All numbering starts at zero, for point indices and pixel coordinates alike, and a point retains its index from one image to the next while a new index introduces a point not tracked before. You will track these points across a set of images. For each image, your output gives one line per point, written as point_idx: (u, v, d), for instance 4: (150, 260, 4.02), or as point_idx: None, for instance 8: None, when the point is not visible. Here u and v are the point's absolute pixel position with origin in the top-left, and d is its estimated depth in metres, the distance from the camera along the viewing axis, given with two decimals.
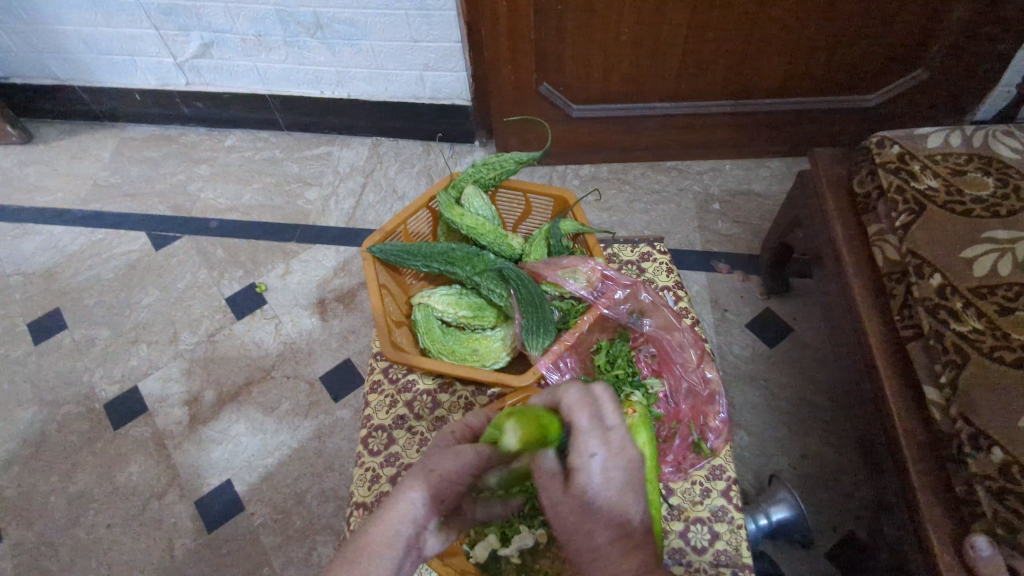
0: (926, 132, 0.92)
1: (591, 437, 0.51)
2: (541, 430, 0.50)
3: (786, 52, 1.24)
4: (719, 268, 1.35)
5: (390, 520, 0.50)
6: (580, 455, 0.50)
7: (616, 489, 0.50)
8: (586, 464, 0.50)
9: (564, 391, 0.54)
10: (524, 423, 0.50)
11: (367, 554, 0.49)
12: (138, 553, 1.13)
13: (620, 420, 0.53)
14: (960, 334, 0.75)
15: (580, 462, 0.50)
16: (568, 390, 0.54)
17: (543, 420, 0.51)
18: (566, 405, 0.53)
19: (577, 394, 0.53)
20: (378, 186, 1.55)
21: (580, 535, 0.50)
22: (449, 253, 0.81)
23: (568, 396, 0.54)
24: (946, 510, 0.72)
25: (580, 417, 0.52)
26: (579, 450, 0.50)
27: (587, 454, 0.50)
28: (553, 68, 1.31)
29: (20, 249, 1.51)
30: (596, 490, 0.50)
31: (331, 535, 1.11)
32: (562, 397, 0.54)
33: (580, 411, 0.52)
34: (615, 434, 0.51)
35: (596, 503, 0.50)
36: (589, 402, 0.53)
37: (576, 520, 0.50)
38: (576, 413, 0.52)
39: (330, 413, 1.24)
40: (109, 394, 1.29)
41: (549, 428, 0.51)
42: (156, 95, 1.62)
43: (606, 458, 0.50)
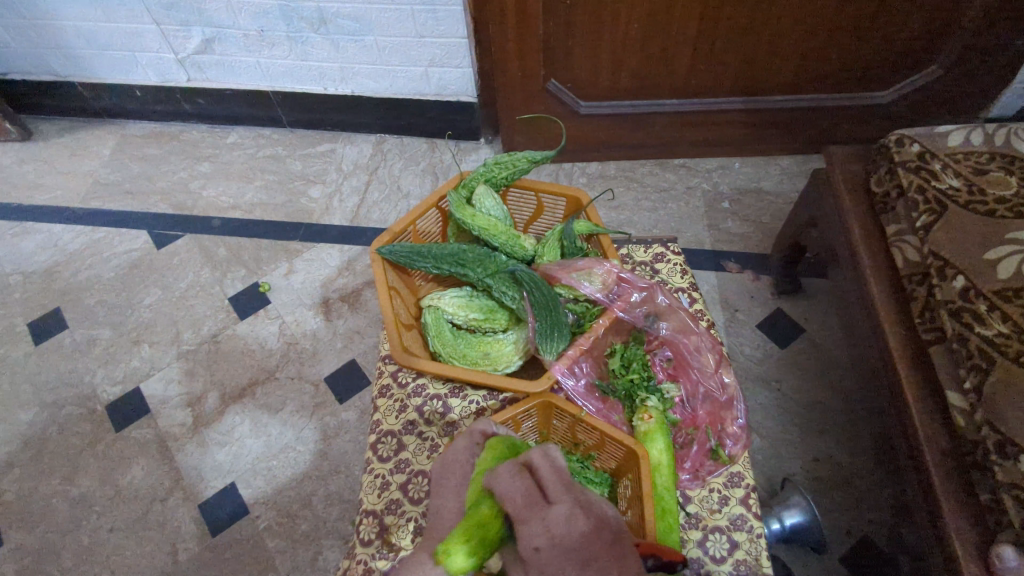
0: (946, 130, 0.90)
1: (535, 514, 0.48)
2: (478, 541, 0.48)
3: (799, 48, 1.22)
4: (729, 267, 1.33)
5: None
6: (525, 542, 0.47)
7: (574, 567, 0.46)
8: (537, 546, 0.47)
9: (495, 475, 0.52)
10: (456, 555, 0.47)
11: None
12: (142, 557, 1.11)
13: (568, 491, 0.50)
14: (984, 338, 0.73)
15: (526, 546, 0.47)
16: (498, 473, 0.51)
17: (474, 532, 0.48)
18: (497, 489, 0.50)
19: (507, 474, 0.51)
20: (382, 184, 1.53)
21: None
22: (460, 255, 0.79)
23: (498, 480, 0.51)
24: (971, 518, 0.70)
25: (513, 501, 0.49)
26: (526, 534, 0.47)
27: (531, 547, 0.47)
28: (561, 65, 1.28)
29: (19, 248, 1.49)
30: (556, 571, 0.46)
31: (338, 539, 1.10)
32: (493, 483, 0.51)
33: (514, 494, 0.50)
34: (559, 500, 0.49)
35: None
36: (522, 483, 0.50)
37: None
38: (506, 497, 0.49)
39: (336, 415, 1.22)
40: (111, 395, 1.27)
41: (487, 530, 0.49)
42: (157, 91, 1.60)
43: (562, 525, 0.48)
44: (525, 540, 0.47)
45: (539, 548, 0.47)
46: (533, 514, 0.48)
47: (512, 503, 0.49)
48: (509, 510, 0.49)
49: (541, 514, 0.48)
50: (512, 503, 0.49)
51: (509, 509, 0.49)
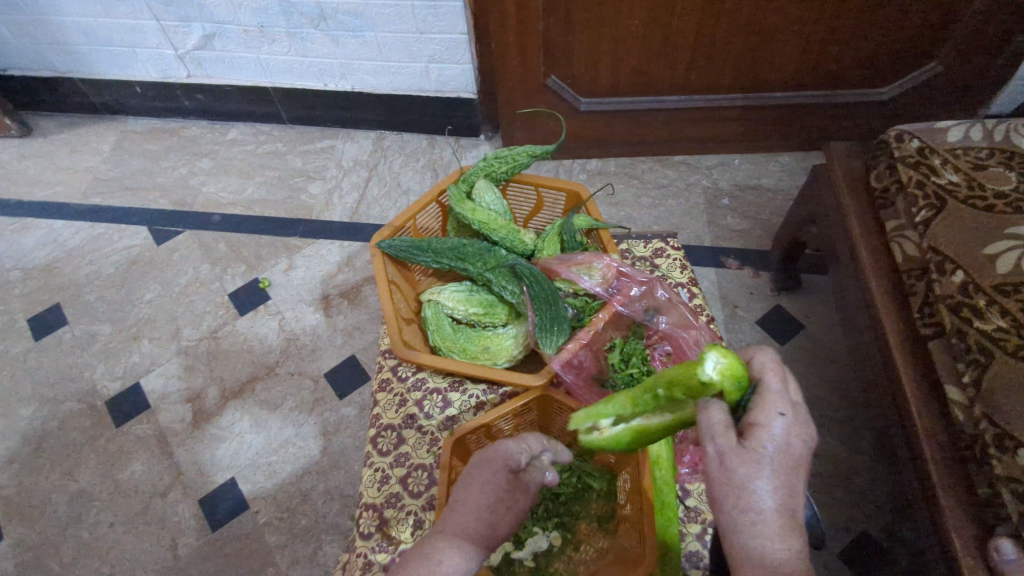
0: (946, 126, 0.91)
1: (778, 399, 0.48)
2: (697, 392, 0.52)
3: (800, 44, 1.22)
4: (729, 264, 1.33)
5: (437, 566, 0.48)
6: (766, 412, 0.47)
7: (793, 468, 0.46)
8: (769, 421, 0.47)
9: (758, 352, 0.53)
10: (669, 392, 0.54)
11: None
12: (142, 552, 1.11)
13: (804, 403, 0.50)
14: (983, 332, 0.73)
15: (761, 418, 0.47)
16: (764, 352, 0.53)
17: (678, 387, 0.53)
18: (757, 364, 0.52)
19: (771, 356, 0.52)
20: (382, 180, 1.53)
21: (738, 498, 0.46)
22: (460, 249, 0.79)
23: (763, 355, 0.52)
24: (968, 511, 0.71)
25: (771, 378, 0.50)
26: (764, 407, 0.48)
27: (774, 413, 0.47)
28: (561, 61, 1.28)
29: (19, 243, 1.50)
30: (776, 452, 0.46)
31: (338, 534, 1.10)
32: (756, 356, 0.53)
33: (773, 374, 0.50)
34: (804, 412, 0.49)
35: (770, 469, 0.45)
36: (780, 370, 0.51)
37: (741, 479, 0.46)
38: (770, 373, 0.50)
39: (335, 410, 1.22)
40: (111, 390, 1.27)
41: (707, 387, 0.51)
42: (157, 87, 1.59)
43: (794, 424, 0.47)
44: (770, 407, 0.48)
45: (783, 417, 0.47)
46: (786, 400, 0.48)
47: (767, 374, 0.50)
48: (765, 382, 0.50)
49: (789, 402, 0.49)
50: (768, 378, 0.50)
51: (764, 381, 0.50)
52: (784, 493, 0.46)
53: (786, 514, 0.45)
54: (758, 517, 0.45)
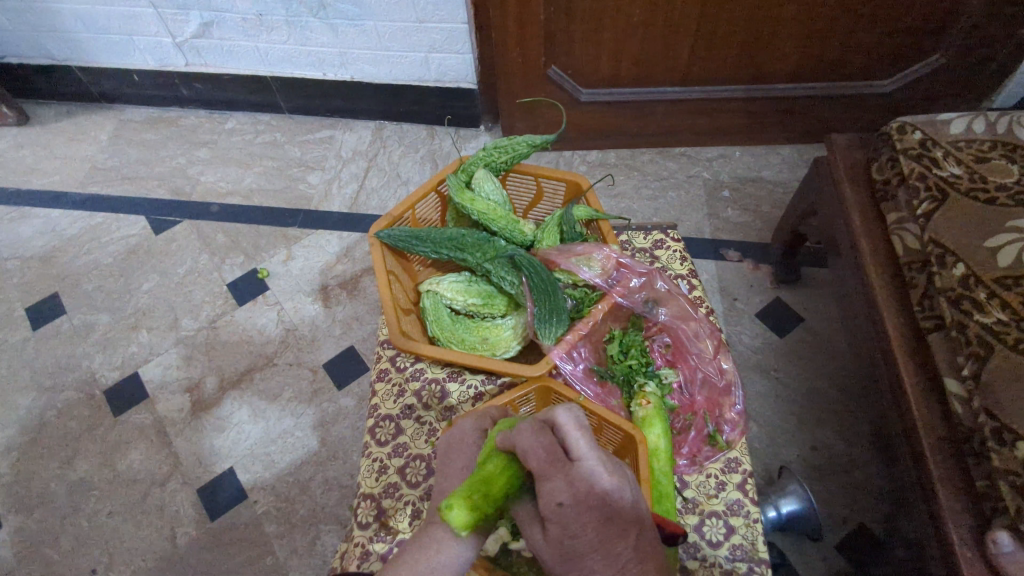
0: (948, 118, 0.90)
1: (552, 483, 0.50)
2: (483, 500, 0.48)
3: (802, 35, 1.21)
4: (729, 256, 1.33)
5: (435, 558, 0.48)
6: (545, 506, 0.49)
7: (594, 529, 0.50)
8: (553, 513, 0.49)
9: (514, 432, 0.52)
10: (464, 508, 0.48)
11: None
12: (140, 541, 1.11)
13: (590, 451, 0.52)
14: (983, 326, 0.73)
15: (547, 513, 0.49)
16: (522, 430, 0.52)
17: (479, 490, 0.49)
18: (520, 445, 0.51)
19: (529, 431, 0.52)
20: (381, 170, 1.52)
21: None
22: (459, 239, 0.79)
23: (522, 436, 0.52)
24: (967, 504, 0.71)
25: (534, 463, 0.50)
26: (544, 500, 0.49)
27: (554, 503, 0.49)
28: (562, 51, 1.27)
29: (17, 232, 1.49)
30: (571, 536, 0.49)
31: (336, 525, 1.10)
32: (517, 438, 0.52)
33: (534, 458, 0.50)
34: (582, 471, 0.51)
35: (577, 548, 0.50)
36: (545, 443, 0.51)
37: (563, 566, 0.50)
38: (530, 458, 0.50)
39: (334, 401, 1.22)
40: (110, 379, 1.27)
41: (499, 483, 0.50)
42: (155, 76, 1.59)
43: (577, 500, 0.50)
44: (549, 497, 0.49)
45: (563, 502, 0.49)
46: (557, 471, 0.50)
47: (531, 457, 0.51)
48: (533, 470, 0.50)
49: (564, 472, 0.50)
50: (534, 459, 0.50)
51: (532, 465, 0.50)
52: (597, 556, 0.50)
53: (614, 572, 0.50)
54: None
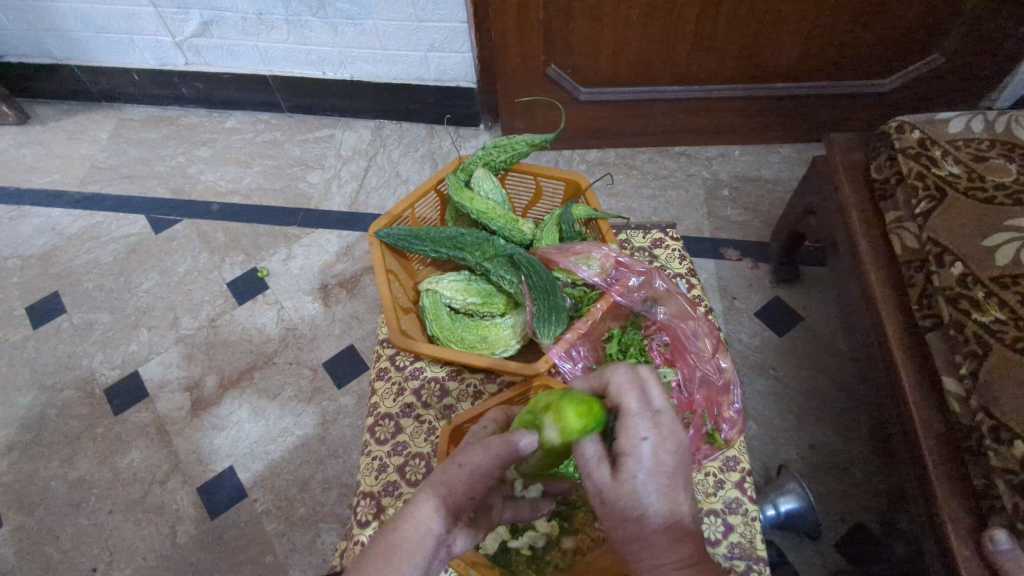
0: (947, 117, 0.90)
1: (640, 419, 0.51)
2: (585, 414, 0.51)
3: (802, 34, 1.21)
4: (729, 255, 1.33)
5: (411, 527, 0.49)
6: (629, 440, 0.50)
7: (666, 473, 0.50)
8: (636, 449, 0.50)
9: (610, 373, 0.55)
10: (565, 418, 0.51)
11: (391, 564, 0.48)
12: (140, 539, 1.12)
13: (667, 401, 0.53)
14: (981, 324, 0.74)
15: (628, 448, 0.50)
16: (617, 372, 0.54)
17: (584, 405, 0.52)
18: (615, 385, 0.54)
19: (624, 373, 0.54)
20: (381, 169, 1.52)
21: (631, 523, 0.51)
22: (458, 238, 0.79)
23: (617, 376, 0.54)
24: (964, 502, 0.71)
25: (630, 398, 0.52)
26: (628, 434, 0.51)
27: (636, 440, 0.50)
28: (562, 50, 1.27)
29: (18, 231, 1.49)
30: (646, 476, 0.50)
31: (336, 523, 1.11)
32: (611, 377, 0.55)
33: (630, 393, 0.52)
34: (665, 417, 0.51)
35: (646, 490, 0.50)
36: (637, 384, 0.53)
37: (625, 507, 0.50)
38: (626, 394, 0.52)
39: (333, 399, 1.22)
40: (110, 378, 1.27)
41: (598, 408, 0.52)
42: (155, 75, 1.59)
43: (657, 441, 0.50)
44: (634, 433, 0.50)
45: (646, 440, 0.50)
46: (645, 415, 0.51)
47: (623, 395, 0.52)
48: (625, 404, 0.52)
49: (651, 417, 0.51)
50: (626, 399, 0.52)
51: (624, 404, 0.52)
52: (662, 502, 0.50)
53: (669, 523, 0.51)
54: (645, 539, 0.50)
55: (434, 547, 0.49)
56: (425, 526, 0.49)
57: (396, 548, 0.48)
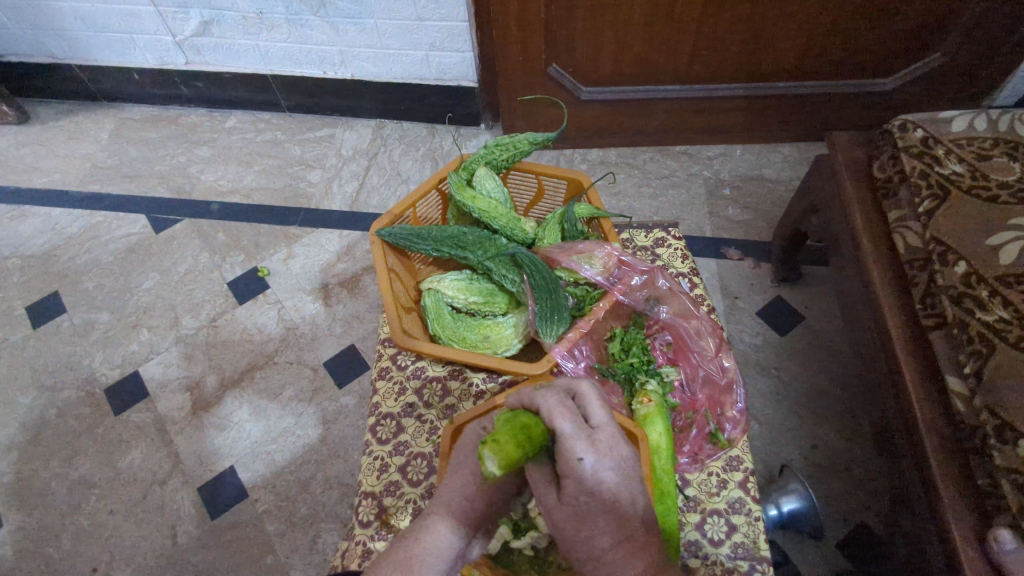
0: (950, 115, 0.90)
1: (576, 441, 0.50)
2: (522, 441, 0.47)
3: (803, 33, 1.21)
4: (730, 254, 1.32)
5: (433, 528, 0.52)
6: (568, 463, 0.49)
7: (610, 490, 0.50)
8: (574, 471, 0.49)
9: (543, 398, 0.54)
10: (502, 444, 0.46)
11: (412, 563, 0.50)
12: (140, 540, 1.11)
13: (605, 418, 0.54)
14: (985, 324, 0.73)
15: (567, 471, 0.49)
16: (548, 397, 0.53)
17: (519, 433, 0.48)
18: (546, 409, 0.52)
19: (555, 397, 0.53)
20: (381, 169, 1.52)
21: (581, 542, 0.50)
22: (460, 237, 0.79)
23: (547, 400, 0.53)
24: (969, 502, 0.70)
25: (562, 423, 0.51)
26: (565, 458, 0.50)
27: (574, 461, 0.49)
28: (563, 49, 1.27)
29: (18, 231, 1.49)
30: (589, 496, 0.49)
31: (337, 523, 1.10)
32: (540, 402, 0.53)
33: (561, 417, 0.51)
34: (601, 436, 0.52)
35: (591, 508, 0.49)
36: (567, 407, 0.52)
37: (574, 527, 0.49)
38: (559, 419, 0.51)
39: (334, 399, 1.22)
40: (110, 378, 1.27)
41: (530, 433, 0.48)
42: (155, 74, 1.58)
43: (596, 459, 0.50)
44: (570, 454, 0.49)
45: (584, 459, 0.49)
46: (582, 434, 0.51)
47: (557, 418, 0.51)
48: (556, 429, 0.51)
49: (588, 436, 0.51)
50: (561, 420, 0.51)
51: (558, 426, 0.51)
52: (611, 521, 0.49)
53: (621, 538, 0.50)
54: (599, 556, 0.50)
55: (453, 560, 0.51)
56: (448, 535, 0.52)
57: (419, 553, 0.50)
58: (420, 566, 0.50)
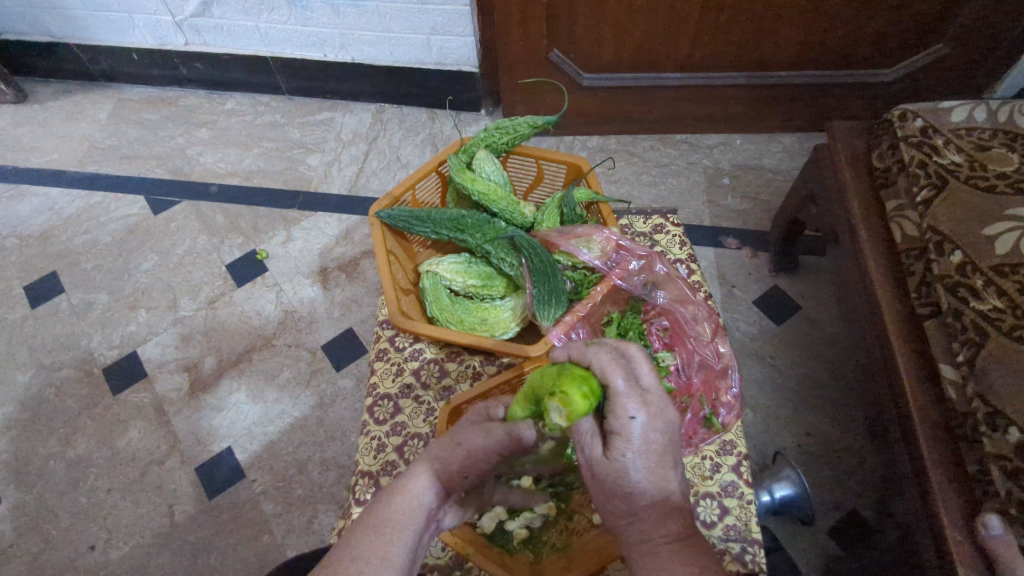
0: (950, 105, 0.90)
1: (629, 400, 0.50)
2: (590, 393, 0.49)
3: (807, 21, 1.20)
4: (728, 243, 1.33)
5: (411, 493, 0.52)
6: (617, 419, 0.50)
7: (654, 453, 0.50)
8: (624, 429, 0.49)
9: (594, 353, 0.53)
10: (573, 399, 0.48)
11: (386, 527, 0.50)
12: (138, 517, 1.12)
13: (657, 380, 0.52)
14: (979, 313, 0.74)
15: (617, 428, 0.50)
16: (599, 352, 0.53)
17: (583, 384, 0.49)
18: (597, 365, 0.52)
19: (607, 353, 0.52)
20: (381, 153, 1.52)
21: (619, 499, 0.51)
22: (460, 220, 0.79)
23: (600, 356, 0.52)
24: (958, 488, 0.71)
25: (616, 379, 0.51)
26: (616, 414, 0.50)
27: (624, 419, 0.49)
28: (564, 34, 1.26)
29: (16, 210, 1.49)
30: (634, 456, 0.50)
31: (333, 504, 1.11)
32: (593, 357, 0.53)
33: (615, 374, 0.51)
34: (653, 397, 0.51)
35: (634, 468, 0.50)
36: (620, 364, 0.52)
37: (614, 484, 0.51)
38: (612, 376, 0.50)
39: (332, 382, 1.23)
40: (108, 359, 1.27)
41: (590, 383, 0.50)
42: (154, 55, 1.57)
43: (646, 420, 0.50)
44: (621, 412, 0.50)
45: (635, 418, 0.49)
46: (634, 393, 0.50)
47: (610, 375, 0.51)
48: (610, 385, 0.51)
49: (639, 395, 0.50)
50: (614, 378, 0.51)
51: (611, 383, 0.50)
52: (650, 483, 0.51)
53: (657, 501, 0.51)
54: (634, 515, 0.51)
55: (425, 522, 0.52)
56: (420, 498, 0.52)
57: (393, 517, 0.51)
58: (393, 530, 0.50)
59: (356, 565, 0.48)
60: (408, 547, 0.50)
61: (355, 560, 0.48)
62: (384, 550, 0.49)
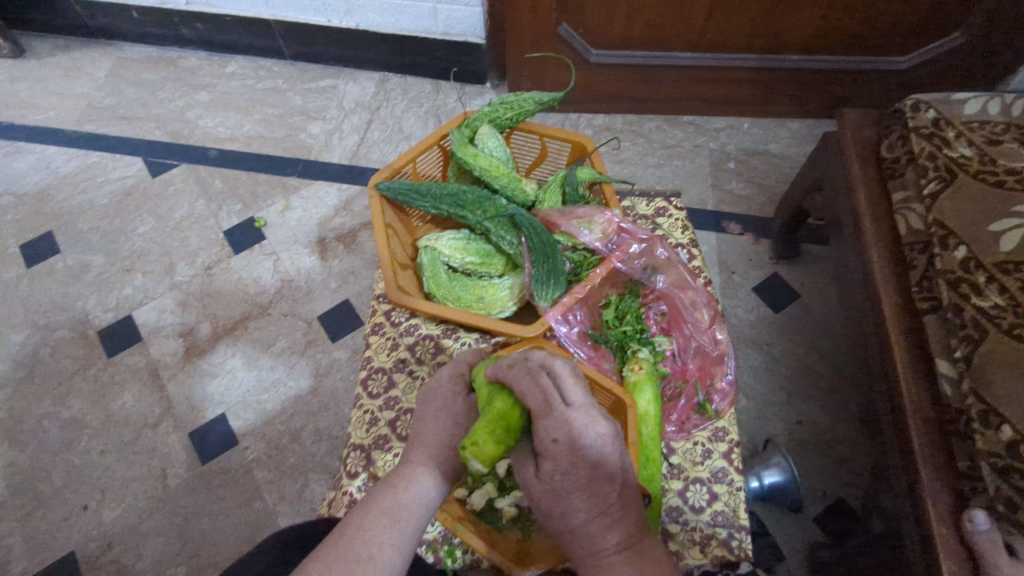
0: (964, 97, 0.89)
1: (551, 423, 0.50)
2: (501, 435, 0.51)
3: (822, 5, 1.18)
4: (730, 228, 1.32)
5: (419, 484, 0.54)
6: (541, 442, 0.51)
7: (586, 470, 0.51)
8: (547, 451, 0.50)
9: (513, 376, 0.54)
10: (482, 446, 0.50)
11: (396, 514, 0.51)
12: (130, 480, 1.13)
13: (582, 397, 0.53)
14: (980, 309, 0.73)
15: (542, 449, 0.51)
16: (518, 376, 0.53)
17: (498, 426, 0.51)
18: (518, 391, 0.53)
19: (527, 376, 0.53)
20: (383, 123, 1.49)
21: (556, 517, 0.52)
22: (460, 196, 0.78)
23: (519, 380, 0.53)
24: (945, 483, 0.71)
25: (534, 402, 0.52)
26: (540, 437, 0.51)
27: (549, 440, 0.50)
28: (574, 8, 1.24)
29: (11, 168, 1.47)
30: (563, 474, 0.50)
31: (324, 474, 1.12)
32: (514, 381, 0.54)
33: (534, 398, 0.52)
34: (577, 415, 0.51)
35: (567, 486, 0.51)
36: (541, 386, 0.52)
37: (549, 502, 0.51)
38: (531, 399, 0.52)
39: (327, 352, 1.23)
40: (104, 321, 1.27)
41: (506, 418, 0.52)
42: (154, 13, 1.54)
43: (571, 440, 0.50)
44: (544, 433, 0.50)
45: (558, 440, 0.50)
46: (555, 413, 0.51)
47: (530, 399, 0.52)
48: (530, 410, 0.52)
49: (560, 415, 0.51)
50: (533, 400, 0.52)
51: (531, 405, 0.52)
52: (584, 500, 0.51)
53: (596, 513, 0.51)
54: (574, 529, 0.52)
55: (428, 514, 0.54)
56: (428, 490, 0.54)
57: (406, 505, 0.52)
58: (404, 515, 0.52)
59: (367, 548, 0.48)
60: (415, 535, 0.52)
61: (363, 542, 0.49)
62: (393, 534, 0.50)
